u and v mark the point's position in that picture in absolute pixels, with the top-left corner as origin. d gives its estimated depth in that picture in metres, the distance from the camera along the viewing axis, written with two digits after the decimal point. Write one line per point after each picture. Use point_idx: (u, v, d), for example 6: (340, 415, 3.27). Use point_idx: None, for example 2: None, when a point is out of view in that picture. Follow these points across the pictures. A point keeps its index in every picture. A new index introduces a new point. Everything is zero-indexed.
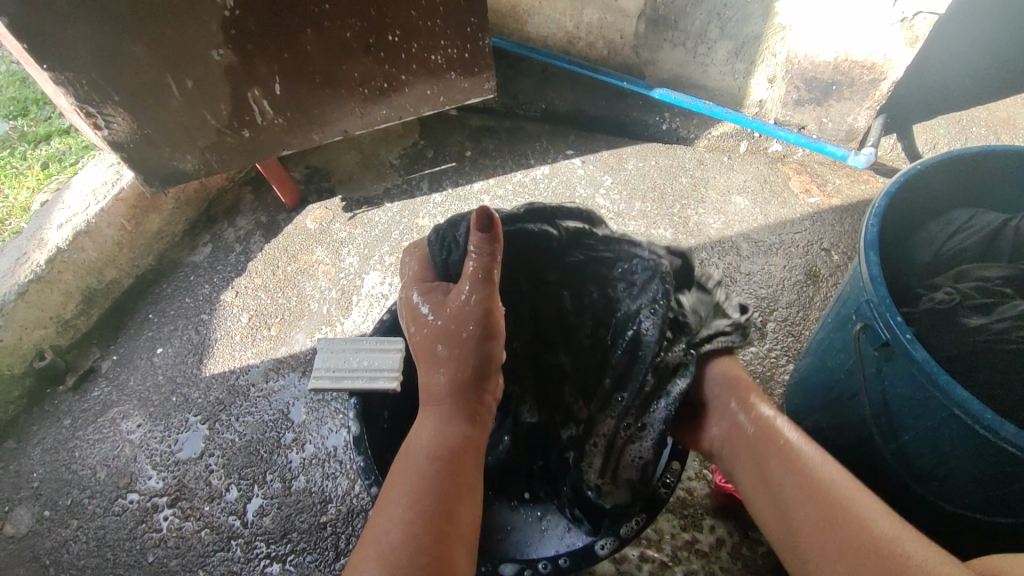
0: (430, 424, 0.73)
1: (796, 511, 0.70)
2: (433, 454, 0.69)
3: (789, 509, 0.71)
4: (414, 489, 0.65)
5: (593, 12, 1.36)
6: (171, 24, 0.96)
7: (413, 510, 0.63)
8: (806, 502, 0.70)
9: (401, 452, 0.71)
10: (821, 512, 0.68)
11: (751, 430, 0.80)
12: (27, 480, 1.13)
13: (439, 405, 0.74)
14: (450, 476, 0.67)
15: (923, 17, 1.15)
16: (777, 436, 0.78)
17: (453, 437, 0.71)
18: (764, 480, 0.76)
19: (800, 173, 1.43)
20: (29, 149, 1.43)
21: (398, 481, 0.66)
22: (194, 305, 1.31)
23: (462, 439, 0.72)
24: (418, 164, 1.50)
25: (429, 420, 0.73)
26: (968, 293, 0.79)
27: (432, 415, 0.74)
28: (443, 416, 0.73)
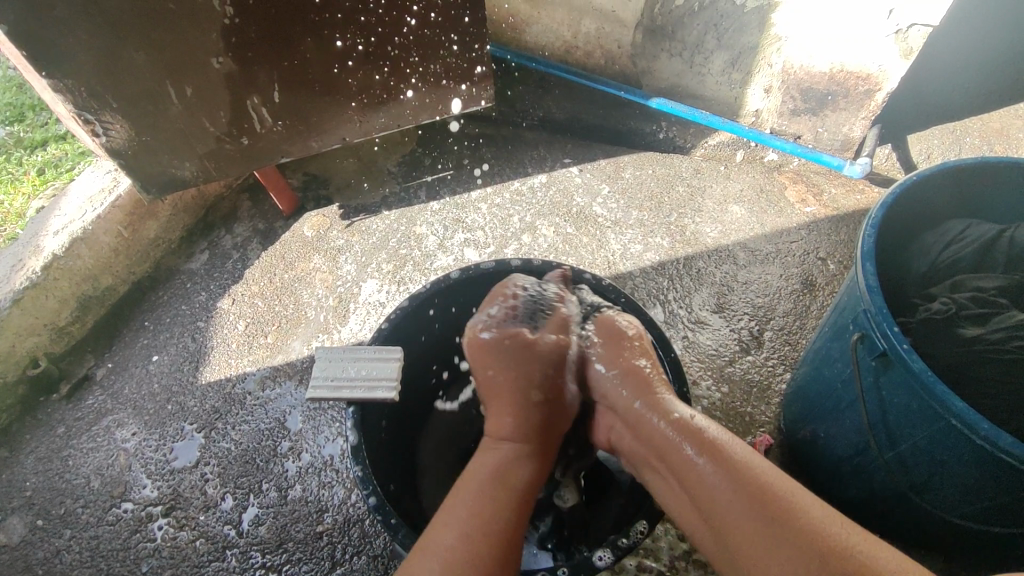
0: (499, 456, 0.75)
1: (726, 509, 0.62)
2: (512, 481, 0.72)
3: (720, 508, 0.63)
4: (482, 513, 0.67)
5: (591, 22, 1.36)
6: (171, 32, 0.96)
7: (475, 533, 0.65)
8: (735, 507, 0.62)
9: (465, 475, 0.74)
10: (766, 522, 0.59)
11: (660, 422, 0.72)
12: (20, 489, 1.11)
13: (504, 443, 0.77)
14: (518, 507, 0.70)
15: (918, 29, 1.16)
16: (695, 431, 0.69)
17: (522, 476, 0.73)
18: (686, 476, 0.67)
19: (796, 182, 1.44)
20: (25, 155, 1.42)
21: (467, 500, 0.69)
22: (190, 313, 1.30)
23: (532, 475, 0.75)
24: (415, 171, 1.50)
25: (506, 451, 0.76)
26: (964, 304, 0.79)
27: (511, 445, 0.76)
28: (521, 454, 0.76)
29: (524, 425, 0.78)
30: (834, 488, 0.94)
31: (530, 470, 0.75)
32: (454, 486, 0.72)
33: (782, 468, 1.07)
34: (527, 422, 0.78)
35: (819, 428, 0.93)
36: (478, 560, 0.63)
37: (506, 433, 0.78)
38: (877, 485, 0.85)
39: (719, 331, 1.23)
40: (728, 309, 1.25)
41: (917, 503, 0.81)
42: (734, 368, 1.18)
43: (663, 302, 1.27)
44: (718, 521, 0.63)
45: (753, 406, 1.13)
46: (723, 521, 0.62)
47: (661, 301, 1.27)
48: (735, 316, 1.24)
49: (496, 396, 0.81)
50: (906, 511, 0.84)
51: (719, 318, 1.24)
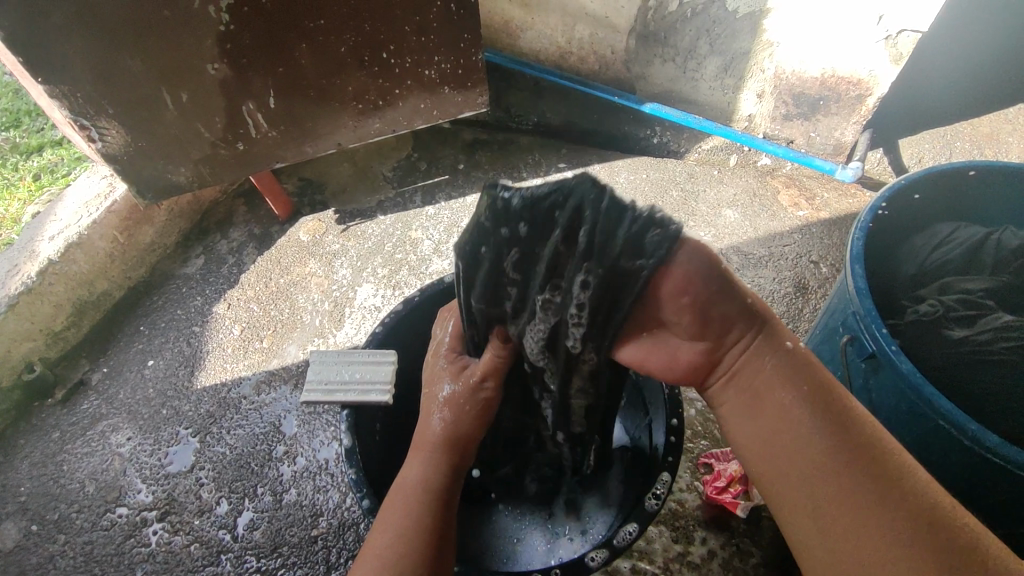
0: (421, 464, 0.71)
1: (847, 500, 0.49)
2: (434, 486, 0.69)
3: (843, 500, 0.49)
4: (407, 517, 0.65)
5: (584, 28, 1.38)
6: (166, 38, 0.97)
7: (399, 543, 0.63)
8: (844, 496, 0.49)
9: (391, 490, 0.70)
10: (877, 500, 0.48)
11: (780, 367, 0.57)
12: (14, 494, 1.11)
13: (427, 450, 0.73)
14: (441, 507, 0.68)
15: (906, 35, 1.17)
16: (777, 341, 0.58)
17: (445, 483, 0.70)
18: (780, 412, 0.55)
19: (788, 187, 1.45)
20: (20, 161, 1.43)
21: (395, 510, 0.66)
22: (186, 317, 1.31)
23: (449, 480, 0.71)
24: (411, 176, 1.51)
25: (429, 456, 0.72)
26: (952, 306, 0.80)
27: (429, 453, 0.72)
28: (436, 461, 0.71)
29: (446, 432, 0.73)
30: None
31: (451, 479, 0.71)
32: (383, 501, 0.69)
33: None
34: (448, 432, 0.73)
35: None
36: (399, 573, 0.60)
37: (428, 440, 0.74)
38: None
39: None
40: None
41: None
42: None
43: None
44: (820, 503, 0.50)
45: None
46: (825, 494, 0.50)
47: None
48: None
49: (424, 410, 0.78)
50: None
51: None
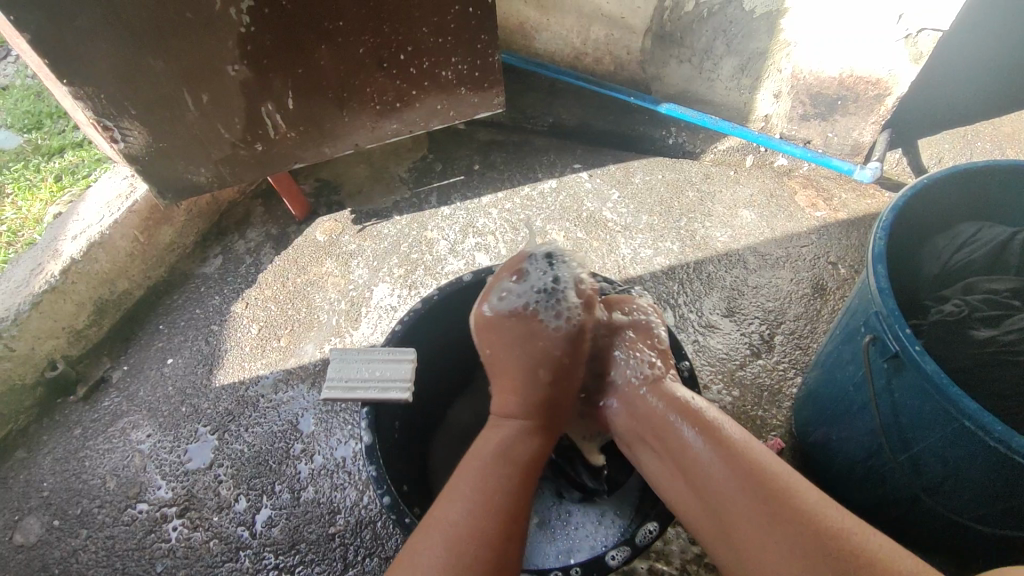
0: (500, 437, 0.77)
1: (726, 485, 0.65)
2: (512, 456, 0.75)
3: (724, 491, 0.65)
4: (484, 489, 0.69)
5: (600, 29, 1.38)
6: (190, 40, 0.98)
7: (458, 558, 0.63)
8: (728, 479, 0.65)
9: (467, 454, 0.76)
10: (758, 487, 0.63)
11: (691, 438, 0.71)
12: (38, 489, 1.13)
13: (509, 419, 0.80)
14: (524, 481, 0.73)
15: (928, 33, 1.16)
16: (709, 425, 0.71)
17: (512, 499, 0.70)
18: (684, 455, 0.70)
19: (806, 187, 1.44)
20: (42, 162, 1.45)
21: (474, 476, 0.71)
22: (205, 316, 1.32)
23: (536, 454, 0.77)
24: (426, 177, 1.51)
25: (509, 428, 0.79)
26: (977, 306, 0.79)
27: (514, 423, 0.80)
28: (522, 432, 0.79)
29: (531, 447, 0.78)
30: (845, 492, 0.94)
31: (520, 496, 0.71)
32: (459, 463, 0.74)
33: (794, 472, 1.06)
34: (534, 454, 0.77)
35: (830, 431, 0.93)
36: None
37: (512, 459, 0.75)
38: (890, 489, 0.85)
39: (729, 335, 1.23)
40: (738, 313, 1.25)
41: (930, 507, 0.81)
42: (745, 372, 1.18)
43: (673, 305, 1.27)
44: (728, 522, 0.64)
45: (763, 410, 1.13)
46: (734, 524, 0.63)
47: (671, 306, 1.27)
48: (745, 320, 1.24)
49: (498, 370, 0.86)
50: (919, 514, 0.84)
51: (730, 322, 1.24)
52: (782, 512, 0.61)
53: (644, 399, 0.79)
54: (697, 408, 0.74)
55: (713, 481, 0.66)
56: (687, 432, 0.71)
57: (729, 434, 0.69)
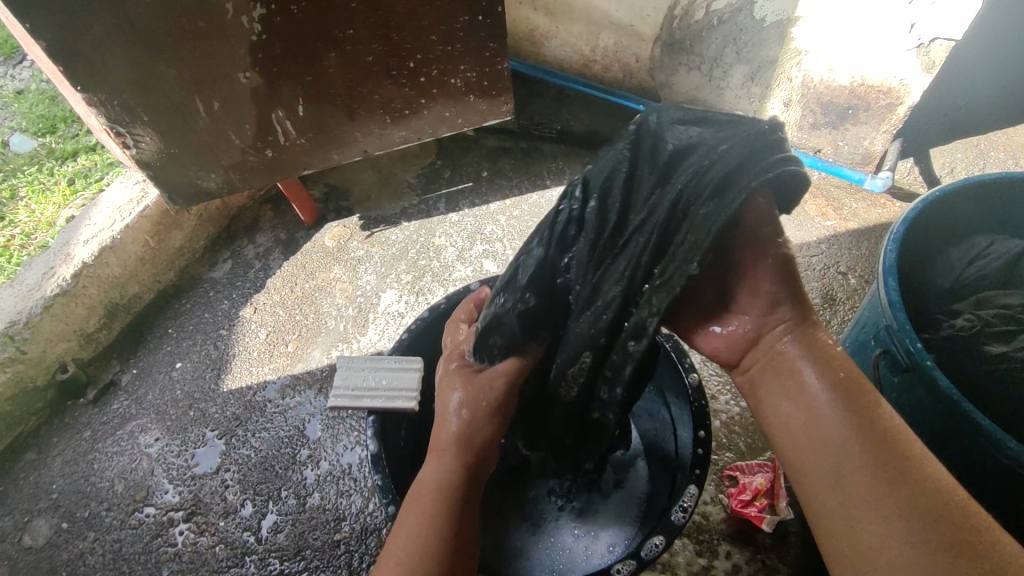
0: (441, 466, 0.72)
1: (852, 457, 0.58)
2: (434, 483, 0.70)
3: (843, 458, 0.58)
4: (431, 520, 0.66)
5: (610, 36, 1.37)
6: (201, 47, 0.99)
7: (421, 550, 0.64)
8: (863, 452, 0.58)
9: (410, 494, 0.71)
10: (879, 476, 0.56)
11: (822, 398, 0.62)
12: (47, 491, 1.14)
13: (445, 450, 0.73)
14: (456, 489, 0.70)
15: (939, 43, 1.16)
16: (856, 396, 0.62)
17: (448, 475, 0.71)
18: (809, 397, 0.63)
19: (816, 196, 1.43)
20: (56, 165, 1.47)
21: (417, 513, 0.67)
22: (213, 321, 1.33)
23: (471, 482, 0.72)
24: (435, 184, 1.52)
25: (444, 463, 0.71)
26: (989, 320, 0.78)
27: (452, 453, 0.72)
28: (449, 461, 0.72)
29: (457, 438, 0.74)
30: None
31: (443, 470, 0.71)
32: (404, 502, 0.70)
33: None
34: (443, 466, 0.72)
35: None
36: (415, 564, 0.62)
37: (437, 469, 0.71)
38: None
39: None
40: None
41: None
42: None
43: None
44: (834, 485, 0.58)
45: None
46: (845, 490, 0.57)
47: None
48: None
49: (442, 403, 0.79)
50: None
51: None
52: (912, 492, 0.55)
53: (786, 347, 0.67)
54: (838, 369, 0.64)
55: (835, 443, 0.60)
56: (811, 378, 0.64)
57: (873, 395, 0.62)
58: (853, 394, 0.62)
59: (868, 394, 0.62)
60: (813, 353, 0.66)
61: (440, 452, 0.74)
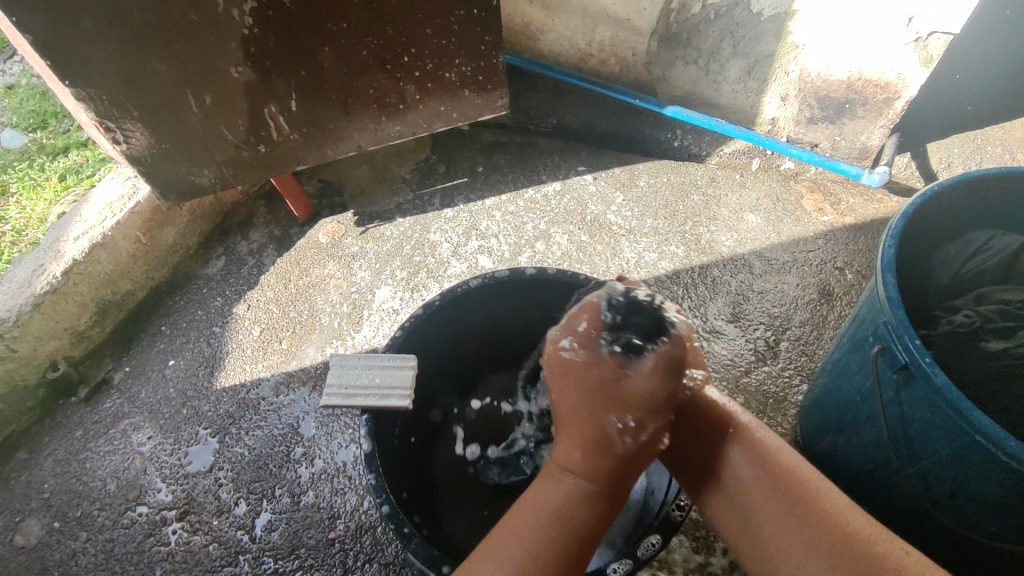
0: (561, 489, 0.63)
1: (771, 514, 0.66)
2: (590, 517, 0.62)
3: (760, 509, 0.67)
4: (548, 535, 0.61)
5: (606, 30, 1.36)
6: (192, 42, 0.97)
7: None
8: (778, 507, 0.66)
9: (518, 510, 0.63)
10: (796, 514, 0.64)
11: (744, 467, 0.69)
12: (38, 491, 1.13)
13: (566, 470, 0.64)
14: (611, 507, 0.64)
15: (938, 36, 1.15)
16: (767, 462, 0.69)
17: (585, 509, 0.62)
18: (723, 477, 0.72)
19: (812, 191, 1.42)
20: (47, 161, 1.45)
21: (518, 535, 0.61)
22: (206, 318, 1.31)
23: (599, 518, 0.63)
24: (430, 179, 1.50)
25: (570, 488, 0.63)
26: (987, 316, 0.78)
27: (580, 481, 0.63)
28: (591, 493, 0.63)
29: (596, 462, 0.63)
30: None
31: (590, 512, 0.62)
32: (509, 512, 0.64)
33: None
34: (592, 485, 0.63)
35: (836, 441, 0.92)
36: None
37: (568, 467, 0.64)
38: (897, 501, 0.83)
39: (734, 340, 1.21)
40: (744, 318, 1.24)
41: (938, 520, 0.79)
42: (750, 378, 1.16)
43: (678, 310, 1.26)
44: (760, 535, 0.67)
45: (769, 417, 1.12)
46: (766, 536, 0.66)
47: (675, 311, 1.26)
48: (750, 325, 1.23)
49: (565, 423, 0.66)
50: (927, 527, 0.82)
51: (735, 327, 1.23)
52: (799, 512, 0.64)
53: (711, 447, 0.74)
54: (764, 444, 0.71)
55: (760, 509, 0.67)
56: (736, 459, 0.71)
57: (760, 439, 0.71)
58: (760, 458, 0.69)
59: (788, 459, 0.69)
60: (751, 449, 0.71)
61: (551, 470, 0.65)
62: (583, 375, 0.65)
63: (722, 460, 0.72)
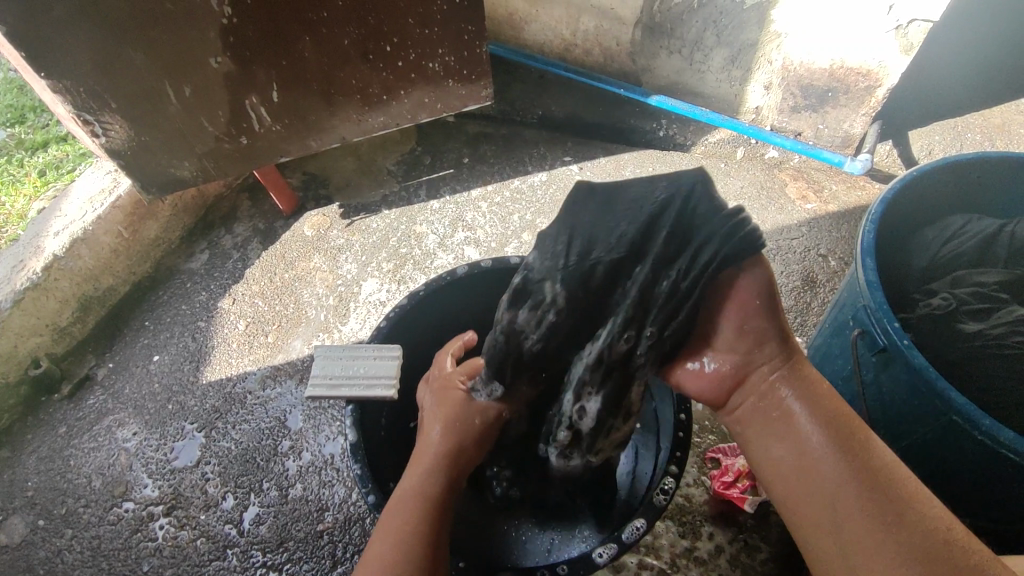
0: (424, 474, 0.72)
1: (847, 482, 0.59)
2: (424, 498, 0.69)
3: (842, 488, 0.58)
4: (402, 527, 0.66)
5: (590, 20, 1.35)
6: (169, 30, 0.96)
7: (398, 541, 0.64)
8: (856, 477, 0.59)
9: (393, 498, 0.70)
10: (893, 517, 0.56)
11: (807, 418, 0.63)
12: (22, 489, 1.12)
13: (430, 463, 0.74)
14: (438, 517, 0.68)
15: (918, 24, 1.16)
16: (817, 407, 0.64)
17: (436, 483, 0.72)
18: (788, 418, 0.64)
19: (796, 179, 1.43)
20: (26, 157, 1.43)
21: (394, 520, 0.67)
22: (191, 313, 1.30)
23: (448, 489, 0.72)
24: (415, 171, 1.50)
25: (427, 468, 0.73)
26: (965, 299, 0.79)
27: (431, 461, 0.74)
28: (436, 470, 0.73)
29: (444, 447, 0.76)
30: None
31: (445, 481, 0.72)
32: (385, 506, 0.69)
33: None
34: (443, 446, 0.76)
35: None
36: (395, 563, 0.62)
37: (425, 454, 0.75)
38: None
39: None
40: None
41: None
42: None
43: None
44: (833, 514, 0.58)
45: None
46: (840, 520, 0.58)
47: None
48: None
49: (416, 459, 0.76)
50: None
51: None
52: (911, 528, 0.55)
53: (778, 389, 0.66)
54: (836, 409, 0.63)
55: (832, 474, 0.60)
56: (811, 425, 0.63)
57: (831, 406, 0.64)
58: (813, 397, 0.65)
59: (881, 452, 0.61)
60: (807, 392, 0.65)
61: (417, 460, 0.76)
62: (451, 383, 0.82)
63: (787, 414, 0.64)
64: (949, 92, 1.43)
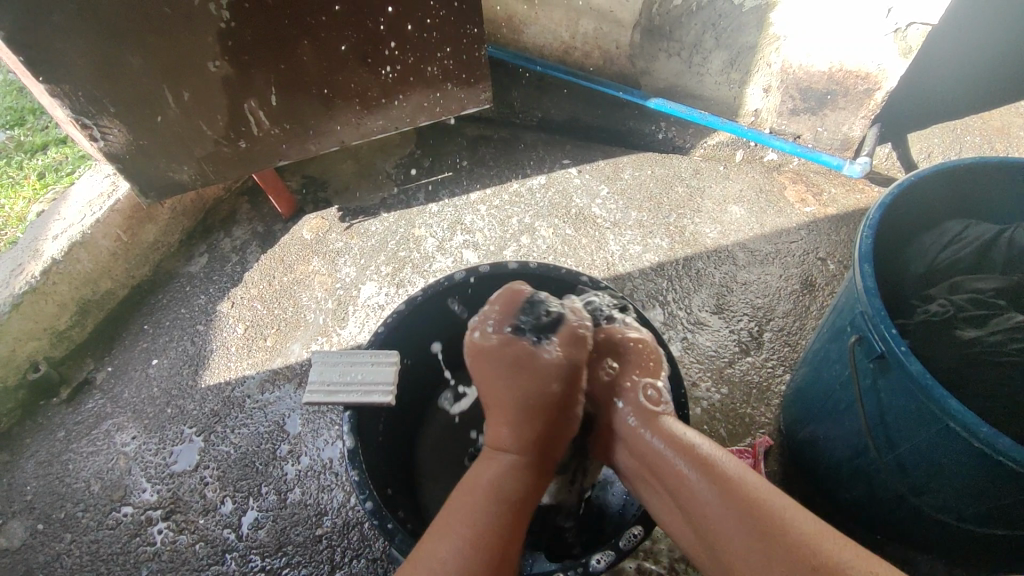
0: (499, 468, 0.74)
1: (719, 517, 0.63)
2: (498, 493, 0.71)
3: (714, 520, 0.63)
4: (476, 523, 0.67)
5: (589, 23, 1.36)
6: (168, 35, 0.96)
7: (467, 537, 0.66)
8: (723, 508, 0.63)
9: (461, 487, 0.73)
10: (762, 534, 0.59)
11: (682, 462, 0.69)
12: (21, 493, 1.12)
13: (505, 456, 0.76)
14: (515, 520, 0.70)
15: (916, 27, 1.16)
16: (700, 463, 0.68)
17: (515, 481, 0.73)
18: (666, 473, 0.70)
19: (795, 182, 1.43)
20: (25, 159, 1.43)
21: (464, 507, 0.69)
22: (190, 316, 1.30)
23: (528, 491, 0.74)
24: (414, 174, 1.50)
25: (503, 462, 0.75)
26: (963, 305, 0.79)
27: (510, 456, 0.76)
28: (518, 466, 0.75)
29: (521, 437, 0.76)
30: (834, 490, 0.94)
31: (521, 483, 0.73)
32: (456, 492, 0.72)
33: (781, 470, 1.06)
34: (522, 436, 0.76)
35: (817, 430, 0.93)
36: (469, 563, 0.63)
37: (502, 443, 0.77)
38: (876, 488, 0.84)
39: (718, 331, 1.22)
40: (727, 310, 1.25)
41: (916, 506, 0.81)
42: (734, 369, 1.17)
43: (663, 302, 1.27)
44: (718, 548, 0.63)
45: (752, 407, 1.13)
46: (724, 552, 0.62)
47: (660, 302, 1.27)
48: (734, 316, 1.24)
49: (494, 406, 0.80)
50: (906, 515, 0.84)
51: (718, 319, 1.24)
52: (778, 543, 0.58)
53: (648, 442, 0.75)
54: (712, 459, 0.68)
55: (703, 509, 0.65)
56: (684, 467, 0.69)
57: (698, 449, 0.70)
58: (697, 455, 0.69)
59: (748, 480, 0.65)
60: (685, 449, 0.70)
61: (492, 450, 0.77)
62: (504, 361, 0.81)
63: (666, 461, 0.71)
64: (948, 95, 1.43)
